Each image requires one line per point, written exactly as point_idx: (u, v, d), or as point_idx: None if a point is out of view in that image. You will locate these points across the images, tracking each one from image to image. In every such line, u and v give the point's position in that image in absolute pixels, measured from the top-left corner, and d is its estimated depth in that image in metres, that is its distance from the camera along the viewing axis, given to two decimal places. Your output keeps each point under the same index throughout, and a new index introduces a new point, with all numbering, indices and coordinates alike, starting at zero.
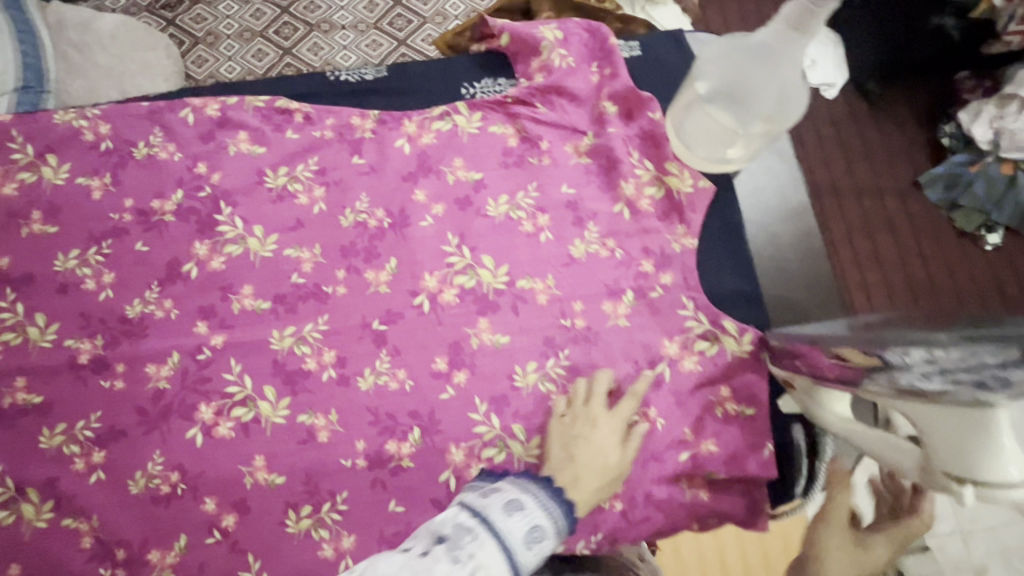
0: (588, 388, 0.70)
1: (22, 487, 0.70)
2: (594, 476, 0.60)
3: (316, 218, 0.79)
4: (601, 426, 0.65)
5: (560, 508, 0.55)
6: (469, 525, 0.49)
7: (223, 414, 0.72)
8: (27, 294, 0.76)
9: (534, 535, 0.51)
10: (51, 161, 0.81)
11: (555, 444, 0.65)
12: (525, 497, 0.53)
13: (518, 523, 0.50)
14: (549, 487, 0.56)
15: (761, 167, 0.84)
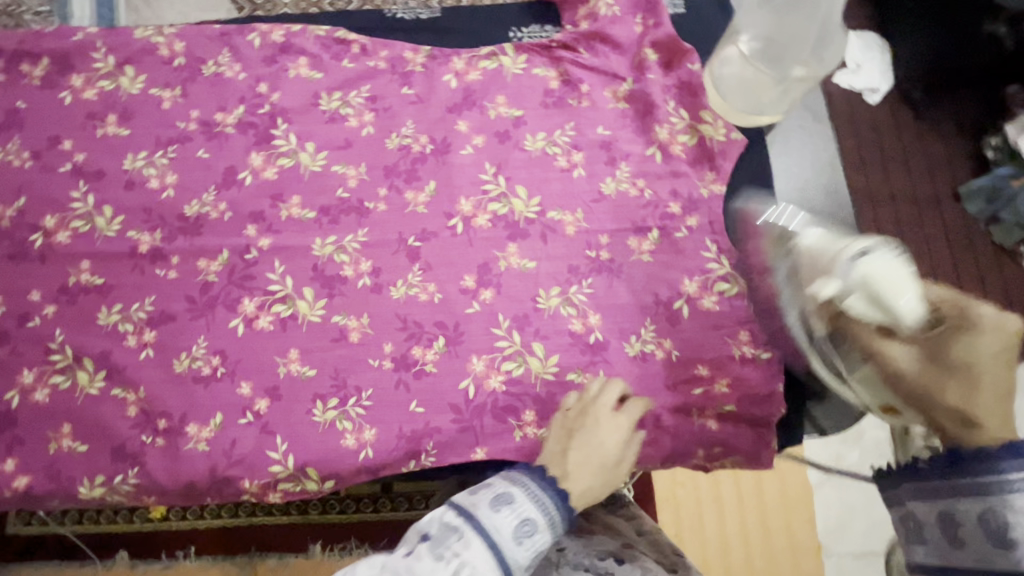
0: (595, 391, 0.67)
1: (78, 357, 0.76)
2: (589, 471, 0.57)
3: (363, 140, 0.84)
4: (602, 419, 0.63)
5: (554, 498, 0.54)
6: (455, 524, 0.50)
7: (264, 308, 0.77)
8: (98, 188, 0.83)
9: (528, 529, 0.51)
10: (129, 72, 0.88)
11: (547, 445, 0.62)
12: (514, 489, 0.53)
13: (506, 518, 0.50)
14: (543, 476, 0.55)
15: (795, 128, 0.86)
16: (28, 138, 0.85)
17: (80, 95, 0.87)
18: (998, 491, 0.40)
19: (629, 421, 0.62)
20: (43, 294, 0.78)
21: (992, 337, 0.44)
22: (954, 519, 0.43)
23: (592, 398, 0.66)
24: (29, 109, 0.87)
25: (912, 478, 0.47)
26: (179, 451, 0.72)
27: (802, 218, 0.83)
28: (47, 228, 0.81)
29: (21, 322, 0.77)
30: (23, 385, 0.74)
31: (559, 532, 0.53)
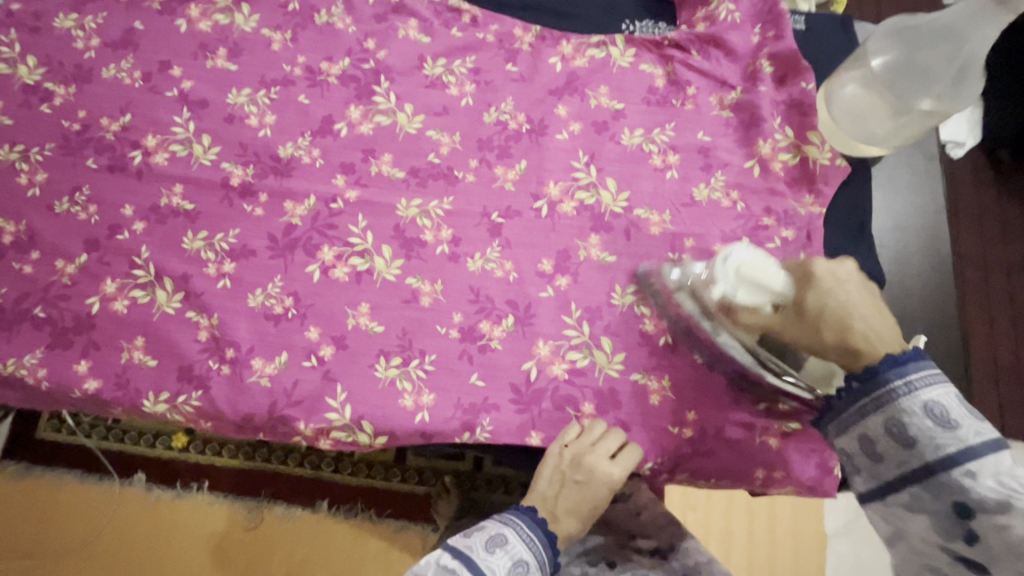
0: (600, 433, 0.71)
1: (159, 275, 0.78)
2: (577, 519, 0.72)
3: (462, 109, 0.84)
4: (596, 471, 0.69)
5: (540, 537, 0.67)
6: (453, 566, 0.62)
7: (342, 259, 0.78)
8: (199, 117, 0.85)
9: (519, 569, 0.64)
10: (244, 10, 0.89)
11: (545, 476, 0.73)
12: (506, 532, 0.66)
13: (499, 560, 0.64)
14: (531, 517, 0.68)
15: (904, 166, 0.83)
16: (142, 59, 0.88)
17: (195, 25, 0.89)
18: (895, 400, 0.54)
19: (623, 471, 0.70)
20: (135, 209, 0.81)
21: (836, 284, 0.61)
22: (872, 439, 0.55)
23: (593, 439, 0.71)
24: (145, 31, 0.89)
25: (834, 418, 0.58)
26: (243, 382, 0.73)
27: (898, 261, 0.80)
28: (147, 146, 0.83)
29: (111, 233, 0.80)
30: (105, 294, 0.77)
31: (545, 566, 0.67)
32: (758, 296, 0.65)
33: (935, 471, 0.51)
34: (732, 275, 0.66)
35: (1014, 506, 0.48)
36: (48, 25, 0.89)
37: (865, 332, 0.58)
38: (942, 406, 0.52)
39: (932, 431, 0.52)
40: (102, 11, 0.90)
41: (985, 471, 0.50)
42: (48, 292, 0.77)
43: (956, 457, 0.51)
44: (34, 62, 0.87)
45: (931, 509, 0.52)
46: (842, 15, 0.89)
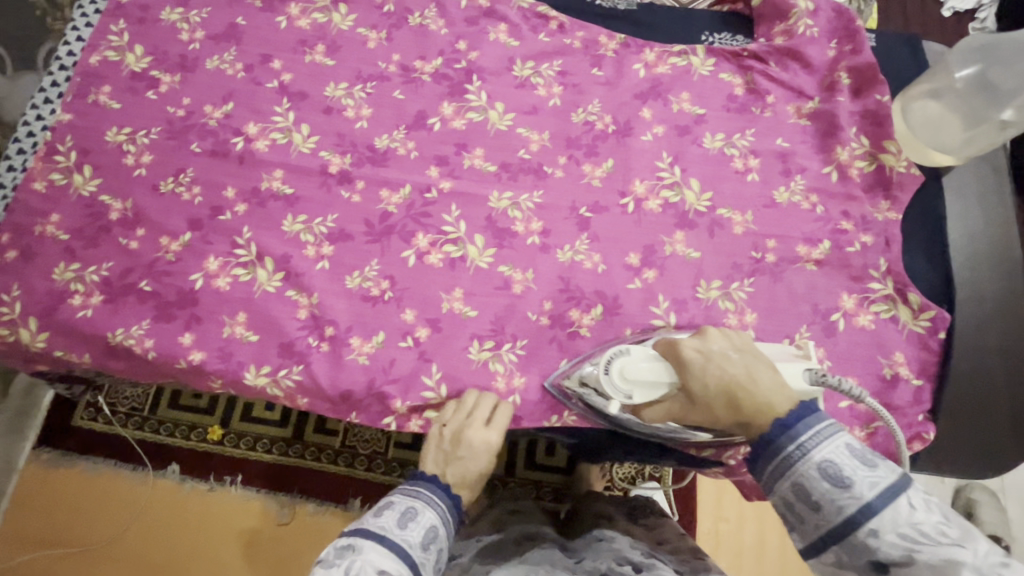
0: (476, 401, 0.74)
1: (260, 255, 0.80)
2: (468, 490, 0.72)
3: (550, 109, 0.88)
4: (473, 442, 0.71)
5: (429, 483, 0.68)
6: (347, 543, 0.58)
7: (436, 246, 0.81)
8: (298, 108, 0.88)
9: (410, 515, 0.63)
10: (342, 10, 0.94)
11: (429, 459, 0.73)
12: (389, 496, 0.65)
13: (387, 518, 0.62)
14: (419, 477, 0.69)
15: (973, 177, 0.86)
16: (243, 52, 0.92)
17: (294, 22, 0.94)
18: (793, 466, 0.54)
19: (498, 432, 0.72)
20: (236, 192, 0.84)
21: (705, 361, 0.64)
22: (790, 504, 0.55)
23: (468, 410, 0.73)
24: (247, 26, 0.93)
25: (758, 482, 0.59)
26: (342, 359, 0.76)
27: (975, 263, 0.82)
28: (249, 134, 0.87)
29: (214, 214, 0.83)
30: (208, 271, 0.80)
31: (442, 505, 0.66)
32: (652, 391, 0.68)
33: (843, 532, 0.51)
34: (622, 380, 0.68)
35: (916, 559, 0.47)
36: (155, 17, 0.94)
37: (751, 398, 0.60)
38: (835, 463, 0.52)
39: (831, 492, 0.52)
40: (206, 6, 0.94)
41: (887, 526, 0.49)
42: (152, 268, 0.80)
43: (857, 516, 0.50)
44: (141, 51, 0.92)
45: (856, 567, 0.51)
46: (909, 36, 0.94)
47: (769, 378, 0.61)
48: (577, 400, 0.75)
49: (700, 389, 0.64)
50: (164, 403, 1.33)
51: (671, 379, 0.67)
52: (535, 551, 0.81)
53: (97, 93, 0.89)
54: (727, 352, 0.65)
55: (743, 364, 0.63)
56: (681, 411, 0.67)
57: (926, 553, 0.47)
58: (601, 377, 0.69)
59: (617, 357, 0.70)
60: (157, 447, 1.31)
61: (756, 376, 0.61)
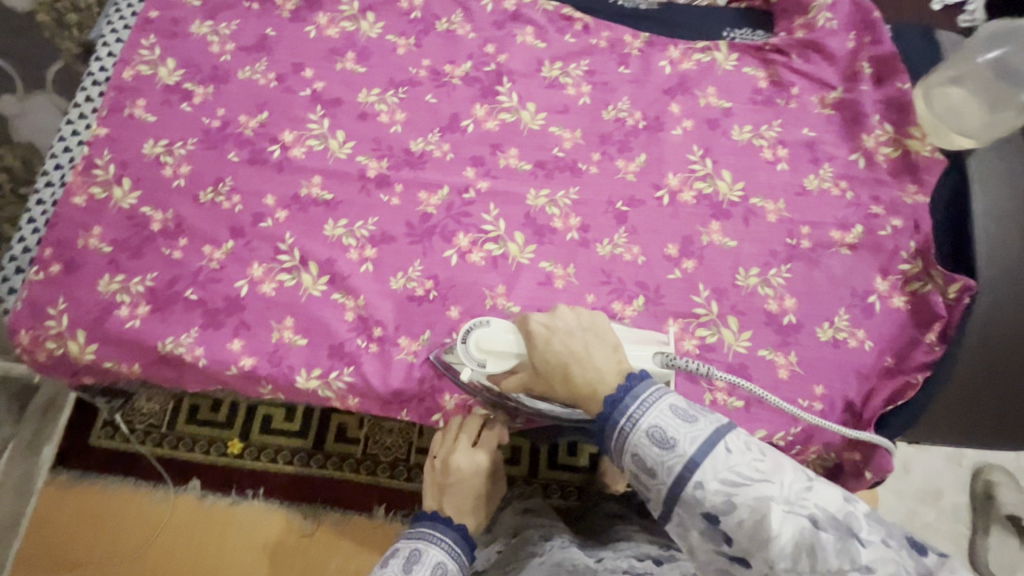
0: (460, 424, 0.80)
1: (304, 260, 0.81)
2: (467, 506, 0.81)
3: (581, 108, 0.90)
4: (462, 463, 0.79)
5: (431, 522, 0.74)
6: None
7: (477, 245, 0.82)
8: (333, 114, 0.90)
9: (414, 558, 0.68)
10: (370, 18, 0.96)
11: (429, 491, 0.80)
12: (397, 543, 0.71)
13: (393, 566, 0.67)
14: (423, 517, 0.75)
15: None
16: (274, 62, 0.94)
17: (323, 31, 0.95)
18: (627, 438, 0.53)
19: (486, 452, 0.80)
20: (277, 199, 0.85)
21: (550, 334, 0.67)
22: (636, 477, 0.53)
23: (454, 435, 0.81)
24: (277, 37, 0.95)
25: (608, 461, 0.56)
26: (391, 359, 0.76)
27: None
28: (285, 141, 0.88)
29: (255, 221, 0.84)
30: (253, 277, 0.80)
31: (445, 543, 0.71)
32: (504, 363, 0.70)
33: (675, 492, 0.49)
34: (479, 354, 0.70)
35: (738, 502, 0.46)
36: (185, 30, 0.95)
37: (583, 373, 0.63)
38: (661, 428, 0.51)
39: (661, 456, 0.51)
40: (236, 19, 0.96)
41: (709, 476, 0.48)
42: (197, 276, 0.80)
43: (685, 473, 0.49)
44: (173, 64, 0.93)
45: (696, 527, 0.49)
46: (923, 27, 0.97)
47: (600, 352, 0.64)
48: (449, 371, 0.75)
49: (542, 362, 0.66)
50: (182, 418, 1.30)
51: (518, 356, 0.69)
52: (555, 550, 0.76)
53: (132, 106, 0.90)
54: (572, 328, 0.67)
55: (579, 337, 0.66)
56: (532, 383, 0.70)
57: (746, 495, 0.46)
58: (459, 346, 0.71)
59: (475, 332, 0.71)
60: (170, 464, 1.28)
61: (587, 352, 0.64)
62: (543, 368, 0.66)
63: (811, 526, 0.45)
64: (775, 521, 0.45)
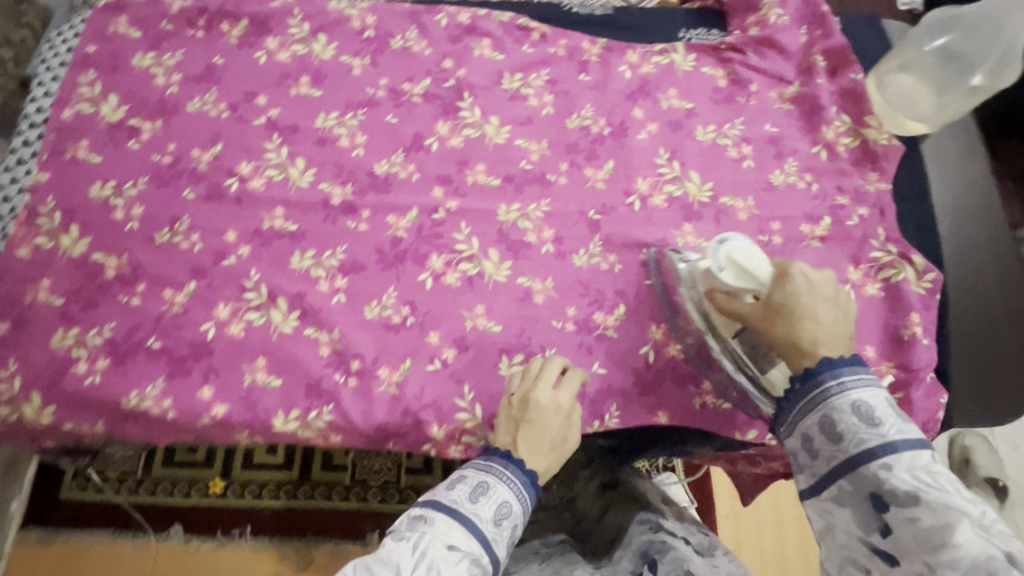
0: (541, 368, 0.73)
1: (272, 296, 0.78)
2: (540, 454, 0.69)
3: (545, 118, 0.89)
4: (542, 399, 0.70)
5: (502, 459, 0.68)
6: (422, 515, 0.62)
7: (452, 265, 0.80)
8: (291, 142, 0.87)
9: (481, 490, 0.64)
10: (321, 39, 0.93)
11: (501, 428, 0.71)
12: (466, 470, 0.67)
13: (460, 492, 0.64)
14: (501, 454, 0.69)
15: (933, 156, 0.89)
16: (225, 91, 0.90)
17: (274, 56, 0.92)
18: (828, 400, 0.62)
19: (569, 392, 0.71)
20: (238, 234, 0.81)
21: (809, 287, 0.66)
22: (811, 437, 0.63)
23: (534, 375, 0.73)
24: (225, 65, 0.91)
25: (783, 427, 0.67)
26: (372, 392, 0.74)
27: (954, 246, 0.85)
28: (242, 174, 0.85)
29: (217, 260, 0.80)
30: (219, 319, 0.77)
31: (511, 482, 0.66)
32: (741, 282, 0.68)
33: (857, 462, 0.59)
34: (726, 263, 0.68)
35: (924, 500, 0.55)
36: (126, 63, 0.90)
37: (813, 332, 0.65)
38: (869, 407, 0.60)
39: (858, 426, 0.60)
40: (180, 49, 0.92)
41: (903, 465, 0.57)
42: (159, 322, 0.76)
43: (876, 451, 0.58)
44: (116, 100, 0.88)
45: (855, 497, 0.59)
46: (869, 17, 1.00)
47: (834, 324, 0.66)
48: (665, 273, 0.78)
49: (785, 298, 0.65)
50: (158, 461, 1.24)
51: (753, 286, 0.68)
52: (557, 552, 0.79)
53: (74, 148, 0.85)
54: (828, 293, 0.67)
55: (822, 301, 0.66)
56: (752, 318, 0.68)
57: (932, 497, 0.55)
58: (713, 243, 0.69)
59: (730, 242, 0.69)
60: (147, 513, 1.22)
61: (828, 318, 0.65)
62: (777, 298, 0.66)
63: (998, 556, 0.51)
64: (960, 534, 0.52)
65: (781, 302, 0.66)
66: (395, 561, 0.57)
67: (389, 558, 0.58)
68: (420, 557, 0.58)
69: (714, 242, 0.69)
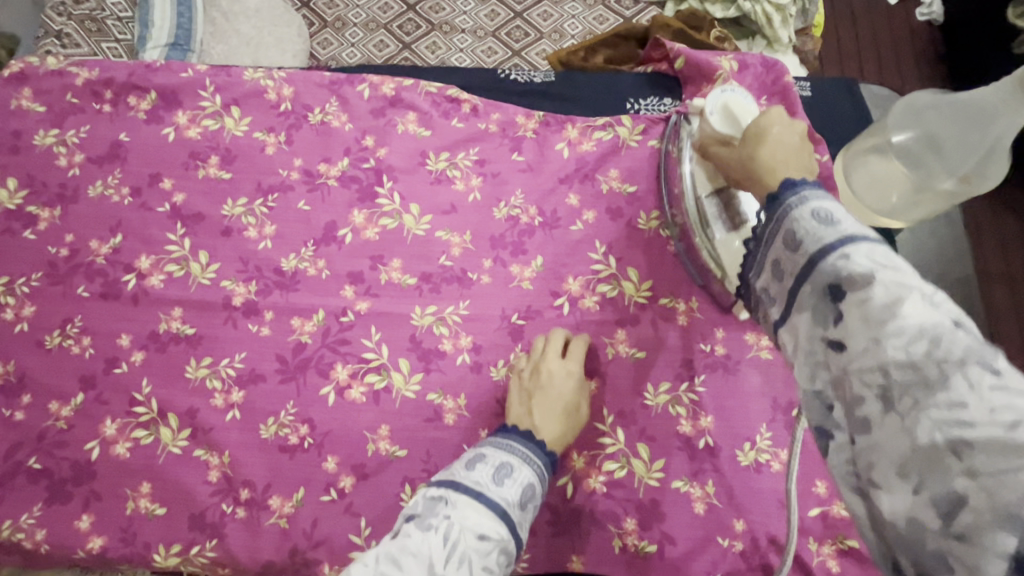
0: (544, 344, 0.72)
1: (163, 411, 0.73)
2: (556, 420, 0.64)
3: (470, 206, 0.81)
4: (556, 374, 0.68)
5: (524, 441, 0.59)
6: (440, 496, 0.51)
7: (357, 377, 0.73)
8: (195, 232, 0.80)
9: (506, 471, 0.55)
10: (234, 113, 0.86)
11: (513, 400, 0.67)
12: (484, 449, 0.57)
13: (482, 472, 0.54)
14: (520, 434, 0.60)
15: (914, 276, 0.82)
16: (129, 173, 0.84)
17: (183, 132, 0.85)
18: (786, 215, 0.43)
19: (577, 362, 0.69)
20: (132, 339, 0.76)
21: (781, 119, 0.50)
22: (777, 263, 0.44)
23: (540, 349, 0.71)
24: (132, 143, 0.85)
25: (751, 269, 0.48)
26: (260, 525, 0.68)
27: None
28: (141, 269, 0.79)
29: (108, 368, 0.75)
30: (104, 437, 0.72)
31: (534, 464, 0.57)
32: (725, 124, 0.65)
33: (813, 264, 0.39)
34: (717, 108, 0.66)
35: (875, 273, 0.35)
36: (29, 143, 0.85)
37: (766, 154, 0.48)
38: (832, 207, 0.41)
39: (818, 229, 0.40)
40: (85, 125, 0.86)
41: (862, 251, 0.37)
42: (42, 439, 0.72)
43: (834, 242, 0.39)
44: (15, 184, 0.83)
45: (814, 304, 0.39)
46: (845, 80, 0.89)
47: (805, 154, 0.48)
48: (672, 134, 0.78)
49: (753, 124, 0.51)
50: None
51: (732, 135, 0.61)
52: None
53: None
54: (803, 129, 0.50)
55: (797, 133, 0.49)
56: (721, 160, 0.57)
57: (887, 273, 0.35)
58: (714, 89, 0.68)
59: (731, 94, 0.67)
60: None
61: (796, 146, 0.48)
62: (752, 126, 0.51)
63: (951, 322, 0.32)
64: (909, 306, 0.34)
65: (751, 130, 0.51)
66: (423, 556, 0.46)
67: (417, 552, 0.46)
68: (451, 546, 0.47)
69: (716, 89, 0.68)
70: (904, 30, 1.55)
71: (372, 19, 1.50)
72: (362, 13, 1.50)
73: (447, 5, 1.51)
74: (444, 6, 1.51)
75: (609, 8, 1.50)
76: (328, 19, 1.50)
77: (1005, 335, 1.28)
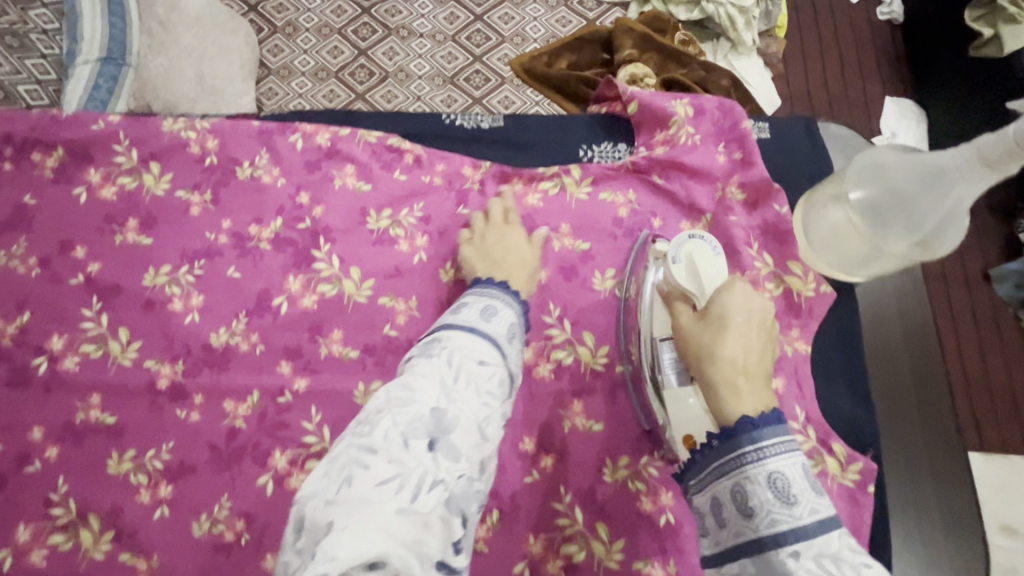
0: (490, 218, 0.73)
1: (83, 512, 0.66)
2: (519, 270, 0.66)
3: (415, 267, 0.75)
4: (504, 235, 0.70)
5: (500, 288, 0.59)
6: (432, 339, 0.49)
7: (297, 464, 0.68)
8: (113, 307, 0.73)
9: (491, 310, 0.53)
10: (153, 169, 0.78)
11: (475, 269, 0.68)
12: (465, 298, 0.56)
13: (469, 313, 0.52)
14: (498, 284, 0.60)
15: (869, 318, 0.81)
16: (36, 241, 0.76)
17: (96, 193, 0.77)
18: (741, 466, 0.46)
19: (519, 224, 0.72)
20: (45, 431, 0.69)
21: (749, 322, 0.53)
22: (720, 501, 0.47)
23: (483, 223, 0.73)
24: (38, 206, 0.77)
25: (691, 477, 0.51)
26: None
27: (889, 440, 0.76)
28: (53, 351, 0.72)
29: (19, 466, 0.68)
30: (17, 546, 0.65)
31: (516, 307, 0.56)
32: (691, 283, 0.62)
33: (764, 545, 0.43)
34: (681, 255, 0.63)
35: None
36: None
37: (728, 352, 0.51)
38: (787, 478, 0.44)
39: (771, 502, 0.44)
40: None
41: (810, 550, 0.41)
42: None
43: (786, 533, 0.42)
44: None
45: None
46: (804, 118, 0.86)
47: (761, 362, 0.52)
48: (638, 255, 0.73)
49: (722, 310, 0.54)
50: None
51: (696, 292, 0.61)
52: None
53: None
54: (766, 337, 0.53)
55: (761, 330, 0.53)
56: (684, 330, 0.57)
57: None
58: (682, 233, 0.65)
59: (698, 240, 0.64)
60: None
61: (758, 352, 0.52)
62: (717, 308, 0.54)
63: None
64: None
65: (719, 315, 0.54)
66: (433, 374, 0.44)
67: (425, 372, 0.44)
68: (455, 367, 0.46)
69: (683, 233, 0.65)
70: (867, 32, 1.51)
71: (325, 24, 1.40)
72: (314, 18, 1.40)
73: (404, 7, 1.42)
74: (401, 8, 1.41)
75: (570, 11, 1.43)
76: (278, 23, 1.39)
77: (962, 339, 1.30)
